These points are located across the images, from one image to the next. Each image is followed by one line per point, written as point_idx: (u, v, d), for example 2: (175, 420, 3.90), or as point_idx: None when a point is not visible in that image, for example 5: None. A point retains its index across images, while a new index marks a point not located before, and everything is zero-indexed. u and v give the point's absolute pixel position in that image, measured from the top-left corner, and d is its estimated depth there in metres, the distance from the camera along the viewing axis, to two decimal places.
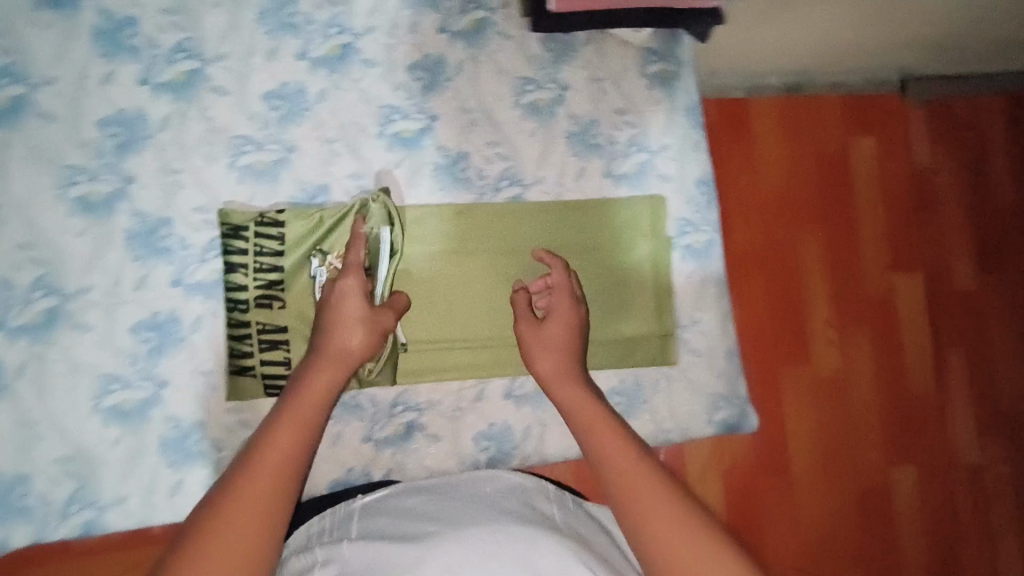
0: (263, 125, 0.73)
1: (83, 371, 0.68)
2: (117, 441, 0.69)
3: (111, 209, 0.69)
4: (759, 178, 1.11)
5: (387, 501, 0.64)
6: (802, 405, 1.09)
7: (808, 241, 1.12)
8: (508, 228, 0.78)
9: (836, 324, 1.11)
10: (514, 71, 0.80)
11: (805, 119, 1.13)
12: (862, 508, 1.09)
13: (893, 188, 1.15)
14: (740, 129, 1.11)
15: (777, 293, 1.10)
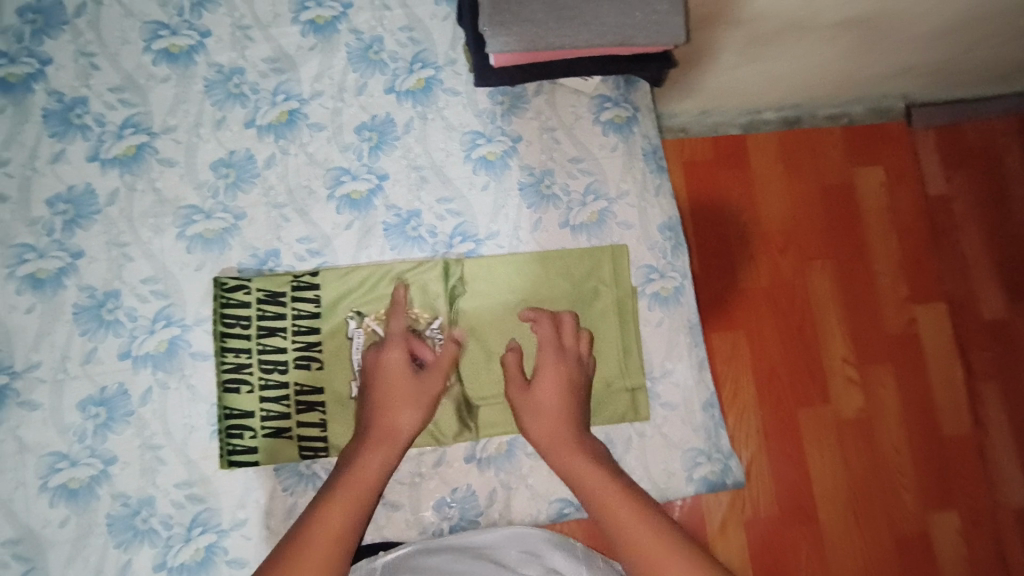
0: (211, 193, 0.74)
1: (31, 449, 0.68)
2: (64, 521, 0.67)
3: (60, 284, 0.70)
4: (763, 212, 1.09)
5: (410, 561, 0.63)
6: (826, 447, 1.02)
7: (819, 273, 1.08)
8: (502, 279, 0.76)
9: (857, 358, 1.05)
10: (464, 126, 0.80)
11: (806, 151, 1.11)
12: (903, 559, 1.00)
13: (906, 216, 1.11)
14: (740, 165, 1.10)
15: (790, 329, 1.06)
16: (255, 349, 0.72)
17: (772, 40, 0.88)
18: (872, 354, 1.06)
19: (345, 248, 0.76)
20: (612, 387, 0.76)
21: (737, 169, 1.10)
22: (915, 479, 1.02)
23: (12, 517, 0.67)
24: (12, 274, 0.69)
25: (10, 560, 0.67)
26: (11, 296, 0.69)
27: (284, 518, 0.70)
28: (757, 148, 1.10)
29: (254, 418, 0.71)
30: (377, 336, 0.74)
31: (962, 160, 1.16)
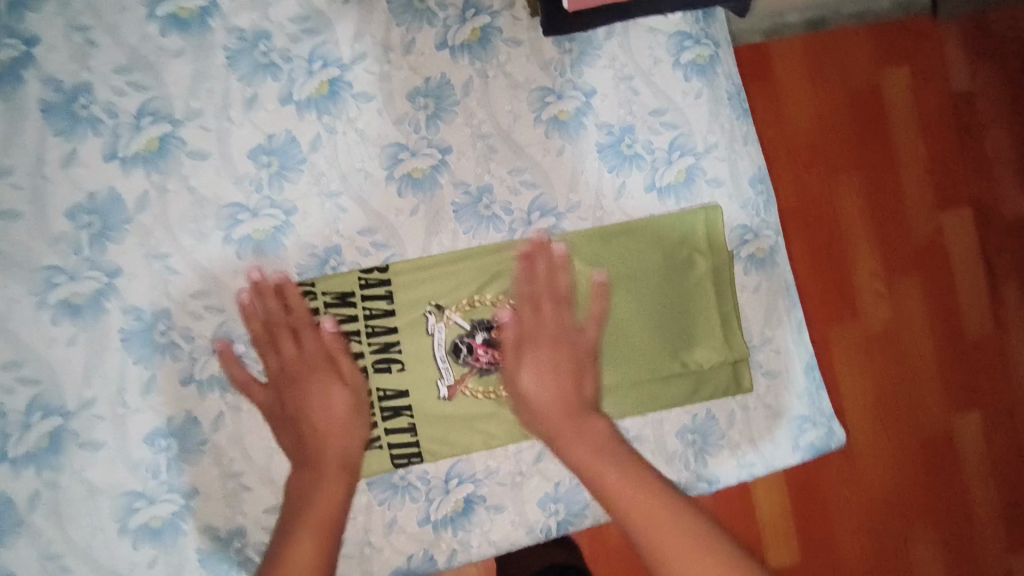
0: (254, 187, 0.64)
1: (102, 492, 0.61)
2: (152, 562, 0.62)
3: (101, 308, 0.61)
4: (786, 123, 0.97)
5: None
6: (853, 367, 0.97)
7: (844, 185, 0.99)
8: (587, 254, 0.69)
9: (883, 272, 0.99)
10: (529, 81, 0.69)
11: (830, 52, 0.99)
12: (928, 468, 0.98)
13: (932, 116, 1.02)
14: (761, 73, 0.97)
15: (817, 246, 0.98)
16: None
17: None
18: (897, 262, 0.99)
19: (414, 234, 0.67)
20: (715, 365, 0.71)
21: (757, 79, 0.97)
22: (939, 387, 0.99)
23: (94, 566, 0.61)
24: (44, 302, 0.61)
25: None
26: (46, 327, 0.61)
27: (386, 533, 0.66)
28: (778, 52, 0.97)
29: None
30: (462, 328, 0.67)
31: (991, 48, 1.02)
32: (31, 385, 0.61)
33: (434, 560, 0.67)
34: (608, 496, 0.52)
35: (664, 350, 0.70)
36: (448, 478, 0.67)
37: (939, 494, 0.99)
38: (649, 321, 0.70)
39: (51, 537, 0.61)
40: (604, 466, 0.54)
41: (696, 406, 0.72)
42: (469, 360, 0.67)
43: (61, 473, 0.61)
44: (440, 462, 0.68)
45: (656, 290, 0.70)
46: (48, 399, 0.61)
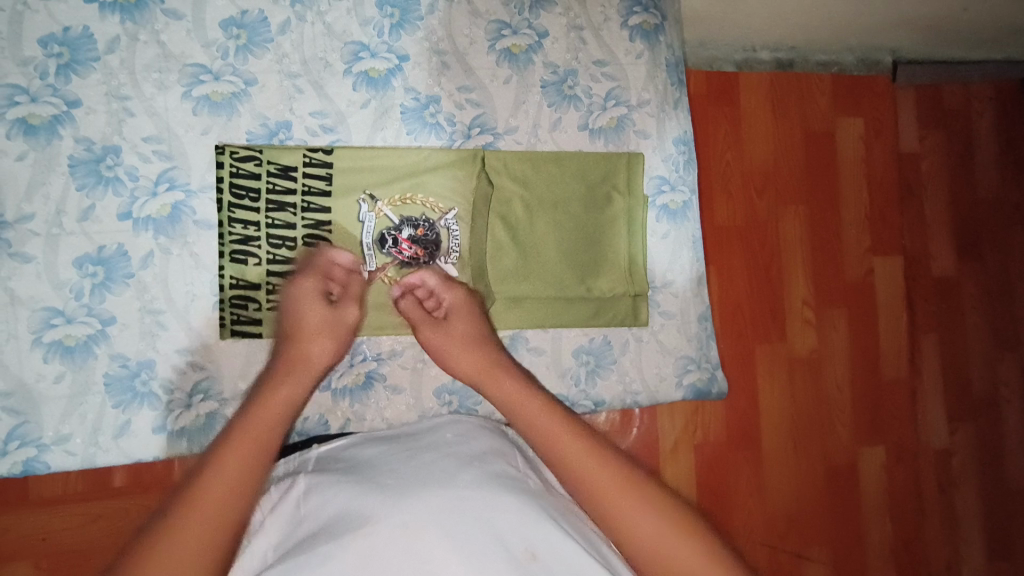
0: (220, 54, 0.70)
1: (23, 303, 0.65)
2: (59, 377, 0.66)
3: (55, 133, 0.66)
4: (745, 154, 1.00)
5: (347, 451, 0.60)
6: (773, 389, 1.01)
7: (791, 220, 1.01)
8: (514, 175, 0.76)
9: (814, 304, 1.02)
10: (489, 14, 0.77)
11: (793, 93, 1.01)
12: (830, 488, 1.03)
13: (879, 173, 1.06)
14: (728, 100, 0.99)
15: (760, 270, 1.00)
16: (263, 222, 0.70)
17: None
18: (831, 297, 1.03)
19: (361, 126, 0.73)
20: (617, 293, 0.78)
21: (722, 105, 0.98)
22: (849, 417, 1.04)
23: (3, 370, 0.65)
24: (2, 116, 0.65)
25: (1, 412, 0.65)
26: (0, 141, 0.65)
27: None
28: (747, 85, 0.99)
29: (260, 291, 0.69)
30: (391, 222, 0.73)
31: (938, 118, 1.09)
32: None
33: (328, 425, 0.72)
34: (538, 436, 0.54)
35: (571, 273, 0.77)
36: (354, 353, 0.73)
37: (836, 519, 1.03)
38: (562, 244, 0.77)
39: None
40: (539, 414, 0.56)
41: (594, 330, 0.78)
42: (393, 252, 0.73)
43: None
44: (349, 336, 0.73)
45: (573, 218, 0.77)
46: None
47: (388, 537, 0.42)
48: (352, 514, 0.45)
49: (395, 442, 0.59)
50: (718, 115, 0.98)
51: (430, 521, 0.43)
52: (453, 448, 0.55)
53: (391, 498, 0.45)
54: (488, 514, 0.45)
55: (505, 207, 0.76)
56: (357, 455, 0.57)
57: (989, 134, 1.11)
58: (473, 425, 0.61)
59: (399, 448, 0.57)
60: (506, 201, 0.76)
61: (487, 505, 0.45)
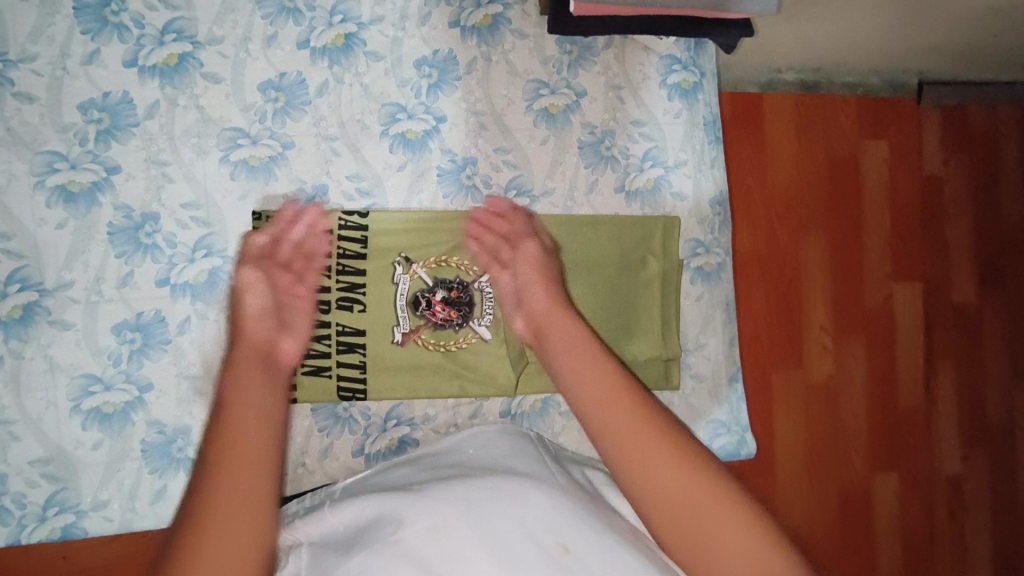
0: (258, 117, 0.69)
1: (61, 370, 0.65)
2: (98, 444, 0.66)
3: (94, 200, 0.65)
4: (768, 178, 0.99)
5: (372, 477, 0.61)
6: (791, 414, 1.00)
7: (812, 244, 1.00)
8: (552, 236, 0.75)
9: (833, 330, 1.01)
10: (527, 73, 0.76)
11: (818, 117, 1.00)
12: (843, 512, 1.03)
13: (902, 198, 1.04)
14: (753, 126, 0.97)
15: (780, 300, 0.99)
16: None
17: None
18: (850, 326, 1.02)
19: (397, 188, 0.72)
20: (650, 357, 0.78)
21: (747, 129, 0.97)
22: (864, 442, 1.03)
23: (42, 437, 0.65)
24: (42, 184, 0.64)
25: (40, 478, 0.65)
26: (40, 208, 0.64)
27: (320, 457, 0.71)
28: (772, 109, 0.98)
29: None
30: (424, 284, 0.72)
31: (964, 144, 1.08)
32: (15, 258, 0.64)
33: None
34: (587, 404, 0.48)
35: (604, 336, 0.77)
36: (387, 418, 0.73)
37: (850, 543, 1.03)
38: (595, 306, 0.76)
39: (8, 402, 0.64)
40: (585, 370, 0.50)
41: None
42: (426, 314, 0.72)
43: (27, 345, 0.64)
44: (383, 402, 0.73)
45: (607, 280, 0.77)
46: (27, 274, 0.64)
47: (420, 538, 0.44)
48: (385, 516, 0.47)
49: (421, 461, 0.62)
50: (742, 141, 0.97)
51: (456, 522, 0.45)
52: (479, 462, 0.57)
53: (418, 500, 0.47)
54: (516, 512, 0.46)
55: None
56: (384, 476, 0.60)
57: (1016, 158, 1.09)
58: (494, 433, 0.64)
59: (423, 465, 0.60)
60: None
61: (517, 504, 0.47)
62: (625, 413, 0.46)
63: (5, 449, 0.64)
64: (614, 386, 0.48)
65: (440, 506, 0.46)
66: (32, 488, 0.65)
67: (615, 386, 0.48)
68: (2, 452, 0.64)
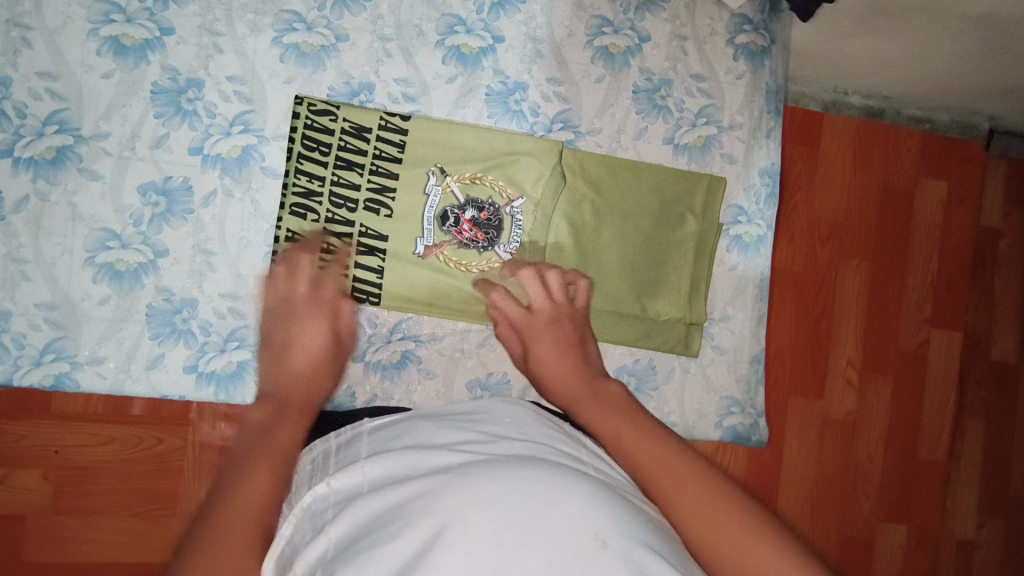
0: (317, 5, 0.68)
1: (83, 220, 0.65)
2: (105, 299, 0.65)
3: (143, 57, 0.65)
4: (816, 198, 0.94)
5: (400, 426, 0.54)
6: (802, 443, 0.95)
7: (851, 274, 0.96)
8: (597, 177, 0.73)
9: (859, 367, 0.96)
10: (593, 8, 0.74)
11: (878, 145, 0.95)
12: (842, 554, 0.97)
13: (952, 243, 0.99)
14: (811, 142, 0.93)
15: (809, 326, 0.95)
16: (328, 179, 0.68)
17: (899, 15, 0.84)
18: (879, 363, 0.97)
19: (443, 101, 0.71)
20: (671, 319, 0.75)
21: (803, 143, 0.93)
22: (874, 488, 0.98)
23: (52, 282, 0.64)
24: (96, 32, 0.64)
25: (42, 323, 0.65)
26: (90, 56, 0.64)
27: None
28: (834, 129, 0.94)
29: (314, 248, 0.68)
30: (456, 200, 0.70)
31: None
32: (57, 100, 0.64)
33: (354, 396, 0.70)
34: (625, 450, 0.48)
35: (627, 290, 0.74)
36: (393, 329, 0.71)
37: None
38: (624, 257, 0.74)
39: (25, 243, 0.64)
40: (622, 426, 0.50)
41: (640, 351, 0.75)
42: (453, 231, 0.70)
43: (54, 188, 0.64)
44: (392, 312, 0.71)
45: (640, 232, 0.74)
46: (65, 118, 0.64)
47: (458, 517, 0.35)
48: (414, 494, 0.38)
49: (453, 418, 0.54)
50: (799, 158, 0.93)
51: (498, 504, 0.36)
52: (519, 434, 0.49)
53: (456, 477, 0.39)
54: (561, 496, 0.37)
55: (574, 206, 0.73)
56: (404, 426, 0.53)
57: None
58: (530, 411, 0.55)
59: (450, 422, 0.52)
60: (576, 202, 0.73)
61: (559, 481, 0.38)
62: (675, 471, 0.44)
63: (14, 287, 0.64)
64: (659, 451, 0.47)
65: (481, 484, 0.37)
66: (33, 331, 0.64)
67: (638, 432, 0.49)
68: (11, 290, 0.64)
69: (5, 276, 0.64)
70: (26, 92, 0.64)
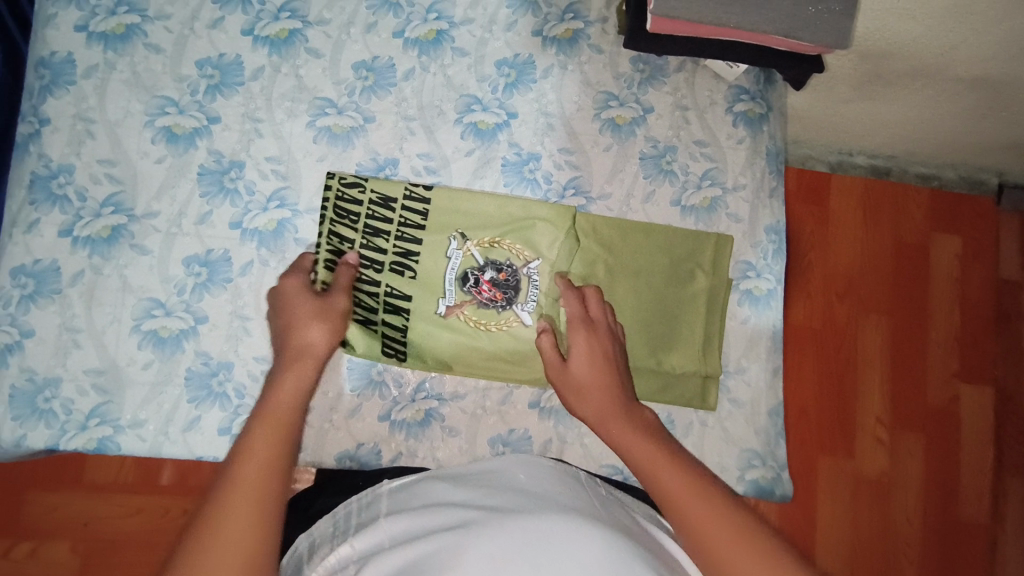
0: (347, 92, 0.75)
1: (132, 291, 0.70)
2: (148, 364, 0.69)
3: (192, 143, 0.72)
4: (829, 254, 0.98)
5: (420, 485, 0.56)
6: (834, 504, 0.95)
7: (874, 328, 0.97)
8: (612, 238, 0.77)
9: (889, 424, 0.96)
10: (599, 85, 0.80)
11: (887, 202, 1.00)
12: None
13: (972, 295, 1.00)
14: (817, 201, 1.00)
15: (832, 380, 0.96)
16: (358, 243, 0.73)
17: (894, 81, 0.85)
18: (910, 420, 0.97)
19: (463, 172, 0.77)
20: (686, 371, 0.77)
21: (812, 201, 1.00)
22: (916, 550, 0.96)
23: (101, 349, 0.69)
24: (152, 123, 0.72)
25: (90, 388, 0.69)
26: (145, 144, 0.71)
27: (347, 416, 0.72)
28: (840, 186, 1.00)
29: None
30: (475, 262, 0.74)
31: None
32: (114, 183, 0.71)
33: (380, 455, 0.72)
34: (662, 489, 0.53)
35: (643, 345, 0.76)
36: (417, 387, 0.74)
37: None
38: (636, 314, 0.76)
39: (78, 313, 0.69)
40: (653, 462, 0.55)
41: (658, 405, 0.77)
42: (472, 291, 0.74)
43: (107, 263, 0.70)
44: (416, 371, 0.74)
45: (653, 289, 0.77)
46: (121, 199, 0.71)
47: (479, 569, 0.37)
48: (432, 547, 0.40)
49: (471, 478, 0.56)
50: (808, 216, 0.99)
51: (513, 554, 0.38)
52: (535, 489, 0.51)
53: (473, 530, 0.41)
54: (573, 546, 0.39)
55: (589, 266, 0.76)
56: (424, 486, 0.55)
57: None
58: (547, 467, 0.58)
59: (469, 483, 0.54)
60: (590, 263, 0.76)
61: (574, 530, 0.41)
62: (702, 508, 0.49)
63: (66, 355, 0.68)
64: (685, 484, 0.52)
65: (499, 537, 0.40)
66: (81, 396, 0.68)
67: (691, 482, 0.52)
68: (63, 358, 0.68)
69: (58, 345, 0.68)
70: (87, 177, 0.70)
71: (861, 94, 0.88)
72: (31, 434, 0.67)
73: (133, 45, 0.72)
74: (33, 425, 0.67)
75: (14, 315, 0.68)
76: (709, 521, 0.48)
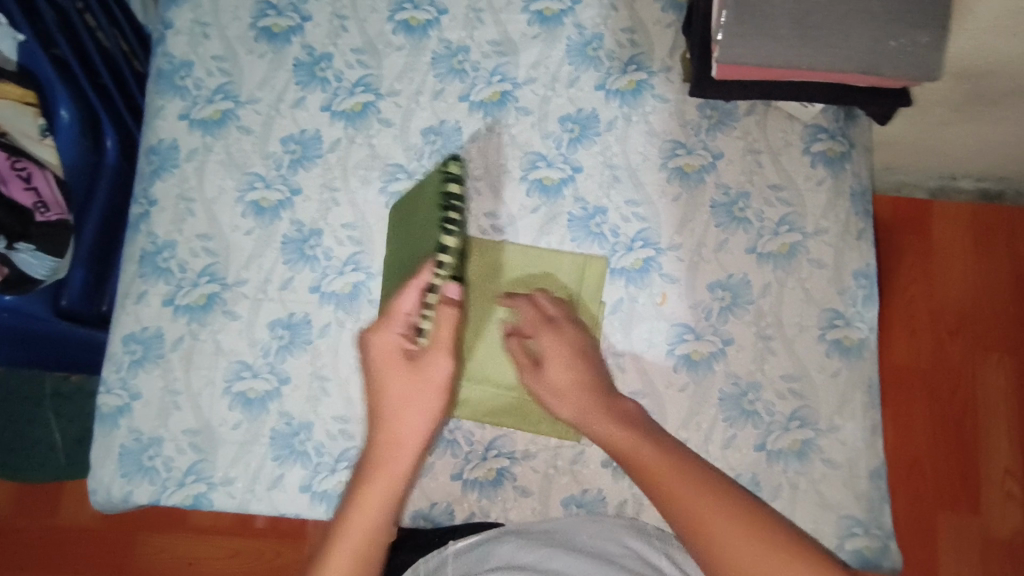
0: (417, 156, 0.79)
1: (224, 354, 0.75)
2: (237, 424, 0.74)
3: (277, 214, 0.77)
4: (937, 298, 1.10)
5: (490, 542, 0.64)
6: (964, 555, 1.03)
7: (993, 372, 1.08)
8: (476, 253, 0.76)
9: (1020, 476, 1.04)
10: (666, 134, 0.79)
11: (1000, 247, 1.11)
12: None
13: None
14: (921, 234, 1.12)
15: (944, 419, 1.07)
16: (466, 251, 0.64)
17: (998, 100, 0.85)
18: None
19: (529, 228, 0.77)
20: None
21: (916, 235, 1.12)
22: None
23: (197, 410, 0.74)
24: (242, 198, 0.78)
25: (187, 447, 0.74)
26: (236, 218, 0.77)
27: (421, 474, 0.73)
28: (943, 219, 1.12)
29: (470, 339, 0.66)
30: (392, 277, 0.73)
31: None
32: (210, 255, 0.77)
33: (453, 514, 0.73)
34: (649, 480, 0.56)
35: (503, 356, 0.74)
36: (488, 447, 0.73)
37: None
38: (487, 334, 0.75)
39: (178, 376, 0.75)
40: (636, 455, 0.59)
41: (740, 464, 0.73)
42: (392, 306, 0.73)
43: (203, 329, 0.75)
44: (487, 429, 0.74)
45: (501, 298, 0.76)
46: (215, 269, 0.77)
47: None
48: None
49: (534, 535, 0.64)
50: (911, 255, 1.12)
51: None
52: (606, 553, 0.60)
53: None
54: None
55: None
56: (494, 543, 0.63)
57: None
58: (609, 526, 0.65)
59: (537, 540, 0.63)
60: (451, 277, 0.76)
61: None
62: (692, 493, 0.53)
63: (167, 416, 0.74)
64: (673, 474, 0.55)
65: None
66: (180, 455, 0.73)
67: (681, 478, 0.55)
68: (165, 419, 0.74)
69: (160, 407, 0.74)
70: (187, 250, 0.77)
71: (958, 118, 0.91)
72: (138, 489, 0.73)
73: (226, 127, 0.79)
74: (140, 481, 0.73)
75: (125, 379, 0.75)
76: (699, 513, 0.52)
